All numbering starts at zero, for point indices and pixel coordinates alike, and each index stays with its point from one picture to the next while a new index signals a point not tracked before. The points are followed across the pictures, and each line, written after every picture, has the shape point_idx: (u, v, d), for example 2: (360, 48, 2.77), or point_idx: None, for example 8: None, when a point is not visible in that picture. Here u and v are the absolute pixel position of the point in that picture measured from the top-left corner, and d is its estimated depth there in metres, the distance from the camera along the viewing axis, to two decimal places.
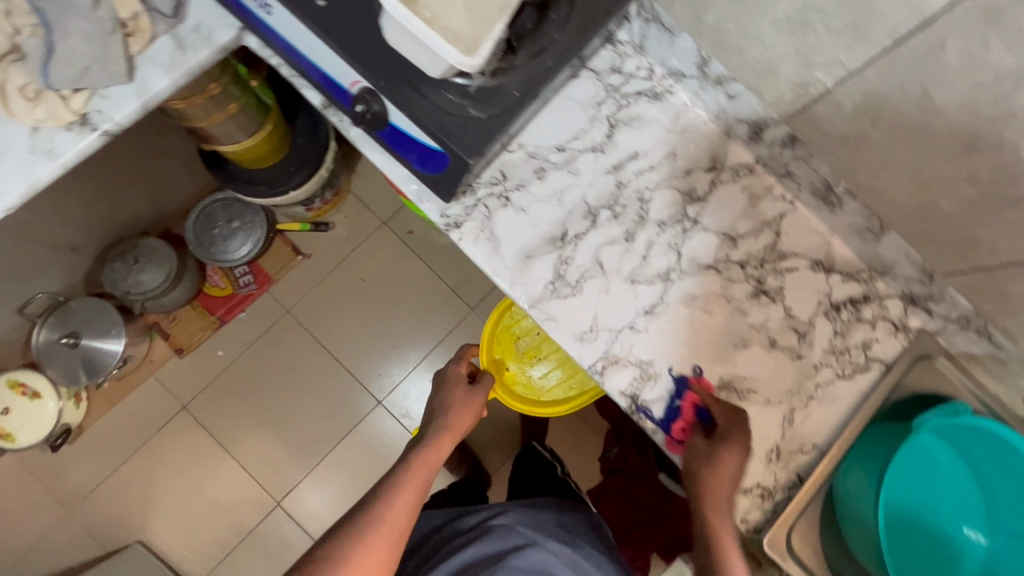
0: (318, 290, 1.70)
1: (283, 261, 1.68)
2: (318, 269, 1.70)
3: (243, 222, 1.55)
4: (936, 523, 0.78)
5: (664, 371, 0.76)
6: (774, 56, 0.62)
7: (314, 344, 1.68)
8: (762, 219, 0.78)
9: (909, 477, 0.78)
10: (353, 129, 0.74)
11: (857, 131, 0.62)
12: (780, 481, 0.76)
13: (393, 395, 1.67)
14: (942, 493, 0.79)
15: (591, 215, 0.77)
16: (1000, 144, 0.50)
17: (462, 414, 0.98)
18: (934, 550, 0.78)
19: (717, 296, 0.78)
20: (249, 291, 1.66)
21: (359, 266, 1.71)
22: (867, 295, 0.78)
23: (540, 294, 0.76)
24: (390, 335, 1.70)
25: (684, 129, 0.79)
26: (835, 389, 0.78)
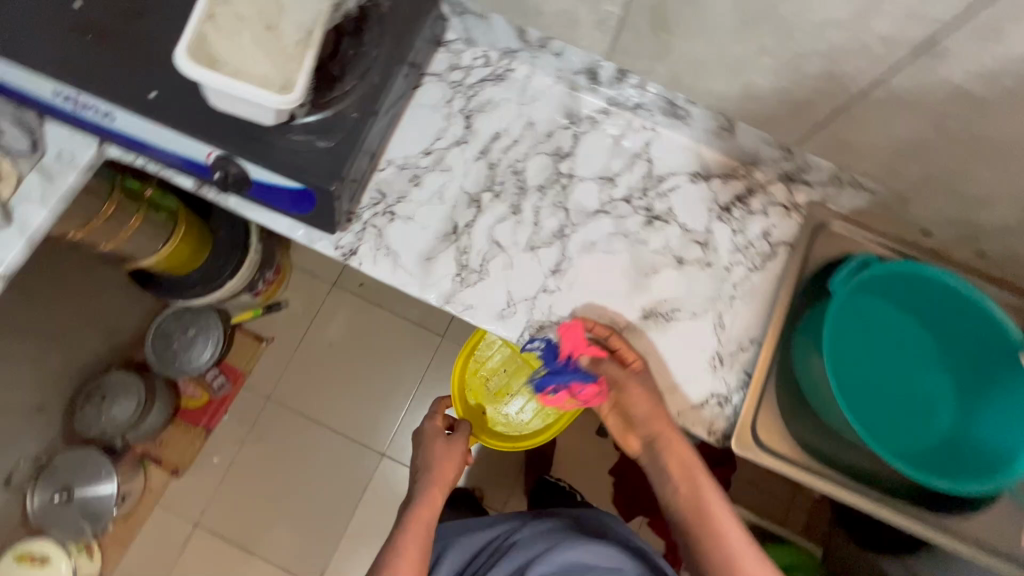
0: (291, 368, 1.71)
1: (249, 352, 1.70)
2: (285, 348, 1.72)
3: (198, 327, 1.57)
4: (901, 375, 0.82)
5: (588, 320, 0.78)
6: (567, 5, 0.67)
7: (304, 421, 1.69)
8: (631, 153, 0.83)
9: (861, 341, 0.81)
10: (228, 197, 0.78)
11: (662, 44, 0.66)
12: (732, 385, 0.78)
13: (394, 443, 1.68)
14: (897, 346, 0.83)
15: (475, 201, 0.81)
16: (765, 8, 0.55)
17: (445, 466, 0.98)
18: (909, 400, 0.81)
19: (615, 235, 0.81)
20: (225, 392, 1.67)
21: (323, 332, 1.73)
22: (750, 189, 0.82)
23: (450, 289, 0.78)
24: (373, 386, 1.71)
25: (535, 98, 0.84)
26: (752, 283, 0.81)
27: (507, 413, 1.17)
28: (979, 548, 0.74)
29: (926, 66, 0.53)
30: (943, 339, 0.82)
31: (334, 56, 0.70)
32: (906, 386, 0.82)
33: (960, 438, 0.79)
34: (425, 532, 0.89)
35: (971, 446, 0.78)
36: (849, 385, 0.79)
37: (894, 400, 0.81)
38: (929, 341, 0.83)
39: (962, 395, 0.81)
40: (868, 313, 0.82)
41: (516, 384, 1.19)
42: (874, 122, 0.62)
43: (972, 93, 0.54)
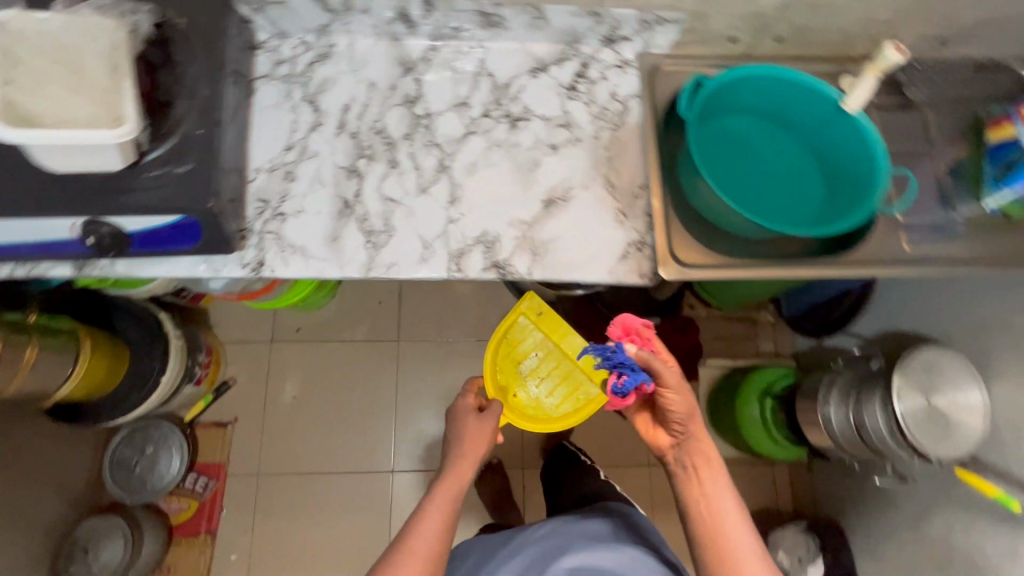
0: (268, 436, 1.67)
1: (219, 442, 1.65)
2: (253, 421, 1.68)
3: (155, 442, 1.51)
4: (773, 164, 0.95)
5: (500, 230, 0.84)
6: None
7: (303, 478, 1.65)
8: (472, 74, 0.89)
9: (728, 153, 0.94)
10: (102, 261, 0.76)
11: None
12: (642, 228, 0.86)
13: (399, 454, 1.69)
14: (759, 144, 0.95)
15: (354, 171, 0.84)
16: None
17: (473, 444, 1.05)
18: (786, 182, 0.94)
19: (490, 147, 0.86)
20: (212, 490, 1.61)
21: (283, 388, 1.71)
22: (584, 63, 0.90)
23: (367, 256, 0.81)
24: (355, 414, 1.71)
25: (366, 61, 0.88)
26: (621, 139, 0.89)
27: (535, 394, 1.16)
28: (879, 267, 0.87)
29: None
30: (791, 121, 0.95)
31: (155, 85, 0.70)
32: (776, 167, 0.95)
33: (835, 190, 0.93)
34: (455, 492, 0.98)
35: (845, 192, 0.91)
36: (733, 190, 0.91)
37: (776, 185, 0.93)
38: (782, 128, 0.96)
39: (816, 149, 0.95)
40: (723, 129, 0.95)
41: (550, 367, 1.16)
42: None
43: None
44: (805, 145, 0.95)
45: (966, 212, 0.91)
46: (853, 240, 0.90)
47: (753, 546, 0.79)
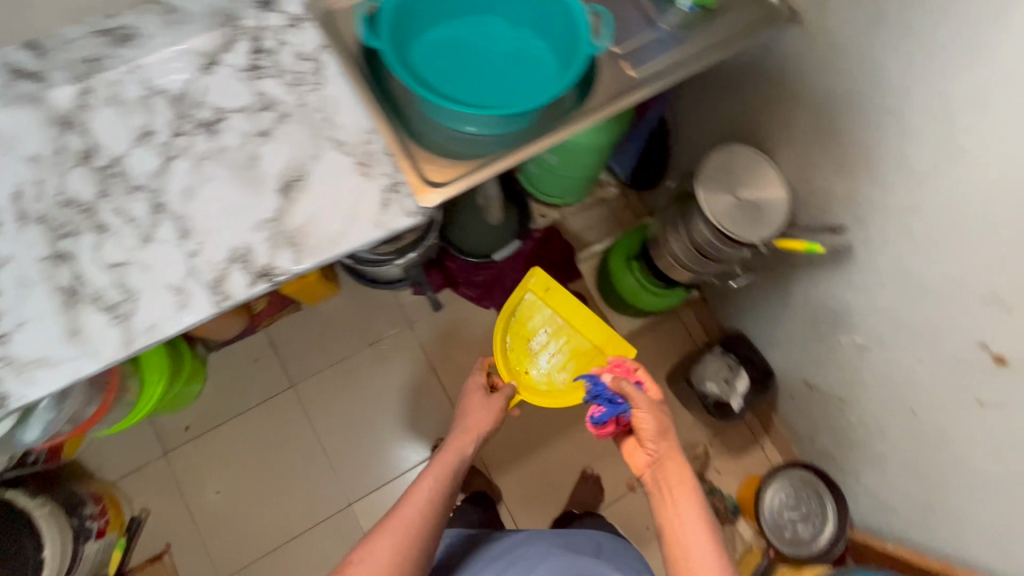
0: (211, 540, 1.58)
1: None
2: (188, 535, 1.57)
3: None
4: (497, 54, 0.97)
5: (249, 239, 0.78)
6: None
7: (267, 558, 1.58)
8: (139, 97, 0.80)
9: (451, 65, 0.96)
10: None
11: None
12: (390, 171, 0.84)
13: (348, 485, 1.65)
14: (478, 42, 0.97)
15: (60, 255, 0.75)
16: None
17: (480, 418, 1.10)
18: (516, 63, 0.96)
19: (196, 162, 0.79)
20: None
21: (202, 489, 1.60)
22: (254, 36, 0.84)
23: (119, 331, 0.73)
24: (287, 473, 1.64)
25: (13, 136, 0.77)
26: (329, 94, 0.85)
27: (543, 371, 1.33)
28: (619, 100, 0.90)
29: None
30: (494, 8, 0.97)
31: None
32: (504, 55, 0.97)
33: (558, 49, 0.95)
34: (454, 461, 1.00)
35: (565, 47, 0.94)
36: (469, 96, 0.94)
37: (507, 72, 0.96)
38: (491, 19, 0.98)
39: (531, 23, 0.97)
40: (437, 46, 0.96)
41: (552, 343, 1.36)
42: None
43: None
44: (518, 22, 0.97)
45: (671, 20, 0.96)
46: (589, 85, 0.92)
47: (704, 542, 0.78)
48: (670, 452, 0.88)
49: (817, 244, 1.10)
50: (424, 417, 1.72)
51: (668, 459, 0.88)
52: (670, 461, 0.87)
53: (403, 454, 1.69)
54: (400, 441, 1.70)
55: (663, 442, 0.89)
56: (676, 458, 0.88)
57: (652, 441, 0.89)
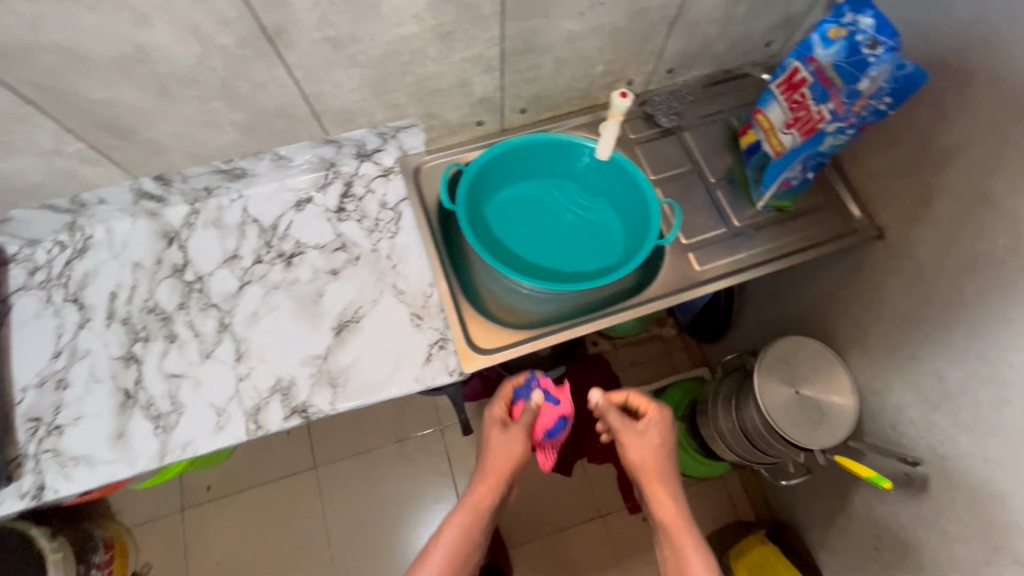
0: None
1: None
2: None
3: None
4: (568, 218, 0.99)
5: (293, 373, 0.81)
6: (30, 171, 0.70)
7: None
8: (236, 225, 0.88)
9: (522, 226, 0.98)
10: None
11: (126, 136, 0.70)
12: (440, 326, 0.85)
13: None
14: (549, 199, 1.00)
15: (129, 359, 0.80)
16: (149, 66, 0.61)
17: (504, 463, 0.71)
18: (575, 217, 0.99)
19: (269, 292, 0.85)
20: None
21: (202, 554, 1.46)
22: (348, 182, 0.91)
23: (159, 446, 0.77)
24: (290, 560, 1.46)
25: (125, 242, 0.86)
26: (400, 245, 0.90)
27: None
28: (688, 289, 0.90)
29: (288, 42, 0.63)
30: (568, 174, 0.99)
31: None
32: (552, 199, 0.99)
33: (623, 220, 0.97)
34: (495, 487, 0.70)
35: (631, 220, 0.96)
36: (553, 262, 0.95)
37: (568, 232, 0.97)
38: (562, 179, 1.00)
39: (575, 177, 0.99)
40: (508, 204, 0.98)
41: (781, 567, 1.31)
42: (334, 90, 0.74)
43: (337, 36, 0.64)
44: (589, 184, 0.99)
45: (745, 216, 0.95)
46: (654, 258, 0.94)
47: None
48: (664, 484, 0.67)
49: (886, 479, 0.91)
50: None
51: (653, 498, 0.67)
52: (658, 489, 0.67)
53: None
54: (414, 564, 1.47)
55: (645, 482, 0.68)
56: (670, 508, 0.66)
57: (644, 502, 0.69)
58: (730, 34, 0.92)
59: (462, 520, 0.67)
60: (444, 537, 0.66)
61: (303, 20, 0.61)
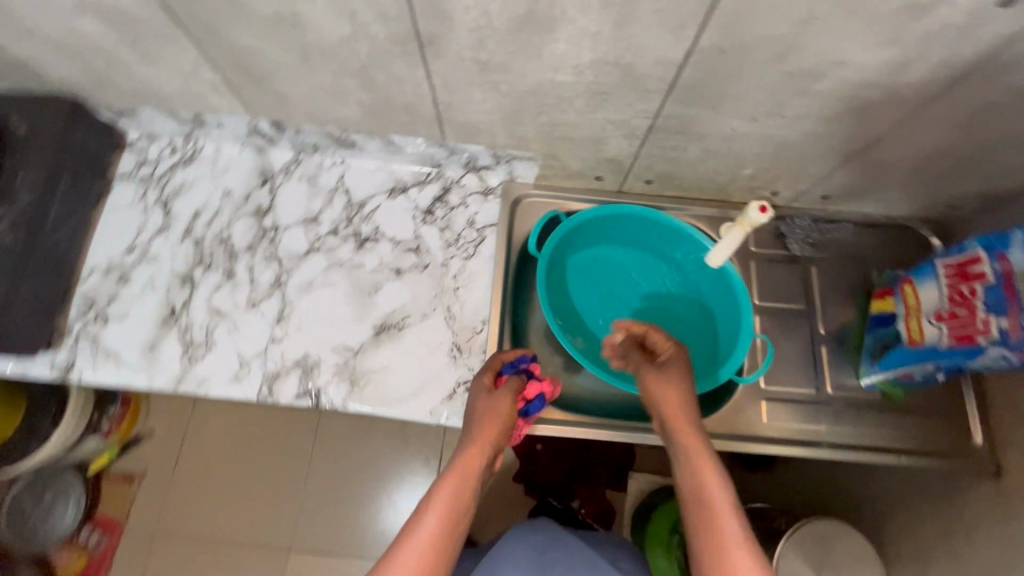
0: (170, 503, 1.49)
1: (123, 497, 1.49)
2: (159, 482, 1.50)
3: (54, 491, 1.41)
4: (650, 303, 0.89)
5: (322, 354, 0.80)
6: (163, 79, 0.71)
7: (198, 545, 1.45)
8: (328, 189, 0.87)
9: (598, 292, 0.89)
10: None
11: (256, 80, 0.69)
12: (475, 368, 0.81)
13: (301, 530, 1.46)
14: (639, 275, 0.90)
15: (187, 279, 0.83)
16: (295, 31, 0.59)
17: (486, 423, 0.68)
18: (660, 304, 0.89)
19: (330, 267, 0.84)
20: (106, 545, 1.45)
21: (196, 446, 1.54)
22: (446, 187, 0.88)
23: (179, 371, 0.78)
24: (264, 487, 1.50)
25: (226, 168, 0.88)
26: (470, 269, 0.85)
27: None
28: (749, 441, 0.78)
29: (437, 52, 0.59)
30: (664, 259, 0.90)
31: None
32: (642, 276, 0.90)
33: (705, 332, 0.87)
34: (481, 454, 0.66)
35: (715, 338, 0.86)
36: None
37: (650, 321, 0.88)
38: (661, 261, 0.90)
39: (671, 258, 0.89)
40: (594, 264, 0.90)
41: None
42: (464, 104, 0.69)
43: (487, 61, 0.60)
44: (687, 280, 0.89)
45: (842, 385, 0.82)
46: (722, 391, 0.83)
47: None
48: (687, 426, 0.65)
49: None
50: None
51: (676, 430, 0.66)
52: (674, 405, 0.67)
53: (358, 563, 1.43)
54: (369, 547, 1.45)
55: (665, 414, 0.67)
56: (689, 434, 0.65)
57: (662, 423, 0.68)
58: (912, 185, 0.79)
59: (452, 491, 0.61)
60: (430, 509, 0.59)
61: (460, 38, 0.56)
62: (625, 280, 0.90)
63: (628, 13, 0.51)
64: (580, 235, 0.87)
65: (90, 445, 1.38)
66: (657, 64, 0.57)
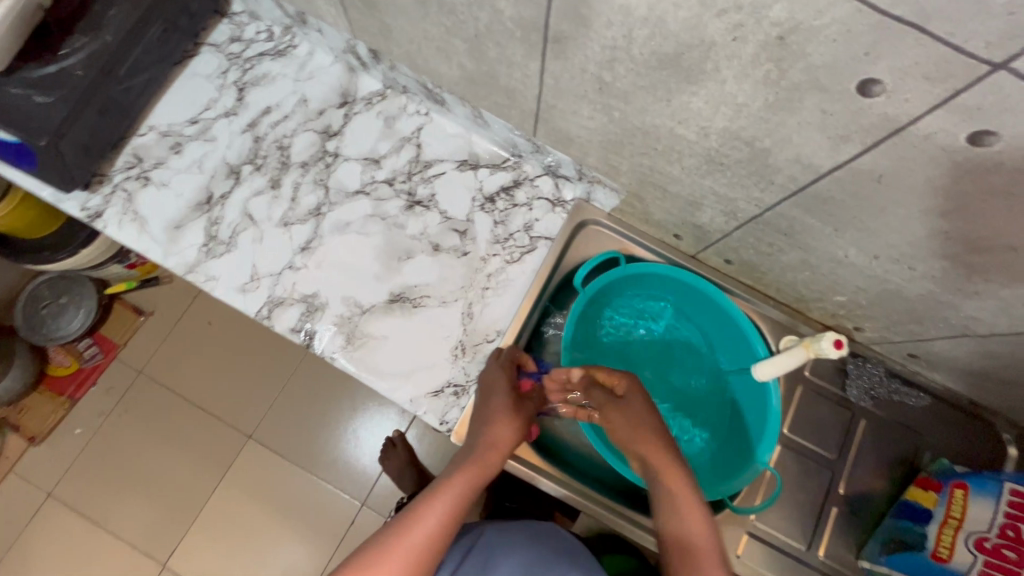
0: (163, 350, 1.54)
1: (125, 325, 1.54)
2: (160, 327, 1.56)
3: (70, 295, 1.46)
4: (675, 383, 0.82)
5: (331, 299, 0.77)
6: None
7: (172, 398, 1.51)
8: (401, 136, 0.82)
9: (628, 353, 0.82)
10: None
11: (367, 5, 0.64)
12: (471, 375, 0.76)
13: (265, 426, 1.50)
14: (674, 350, 0.83)
15: (233, 172, 0.80)
16: None
17: (500, 426, 0.68)
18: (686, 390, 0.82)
19: (372, 217, 0.80)
20: (97, 362, 1.51)
21: (204, 309, 1.57)
22: (517, 180, 0.81)
23: (194, 259, 0.77)
24: (248, 373, 1.53)
25: (312, 75, 0.84)
26: (507, 275, 0.80)
27: None
28: None
29: (560, 52, 0.51)
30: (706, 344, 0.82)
31: (54, 7, 0.69)
32: (677, 353, 0.83)
33: (714, 438, 0.80)
34: (497, 459, 0.66)
35: (724, 448, 0.79)
36: None
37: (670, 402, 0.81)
38: (701, 346, 0.82)
39: (716, 347, 0.81)
40: (634, 318, 0.82)
41: None
42: (568, 113, 0.62)
43: (609, 83, 0.52)
44: (720, 377, 0.81)
45: (837, 555, 0.74)
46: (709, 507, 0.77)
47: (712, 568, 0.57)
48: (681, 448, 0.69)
49: None
50: (351, 468, 1.48)
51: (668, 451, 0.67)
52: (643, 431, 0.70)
53: (304, 477, 1.46)
54: (319, 467, 1.47)
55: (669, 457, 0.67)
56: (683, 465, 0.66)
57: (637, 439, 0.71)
58: (1015, 387, 0.68)
59: (457, 493, 0.61)
60: (434, 503, 0.60)
61: (590, 49, 0.49)
62: (657, 350, 0.83)
63: (788, 99, 0.42)
64: (627, 288, 0.80)
65: (116, 271, 1.40)
66: (795, 162, 0.48)
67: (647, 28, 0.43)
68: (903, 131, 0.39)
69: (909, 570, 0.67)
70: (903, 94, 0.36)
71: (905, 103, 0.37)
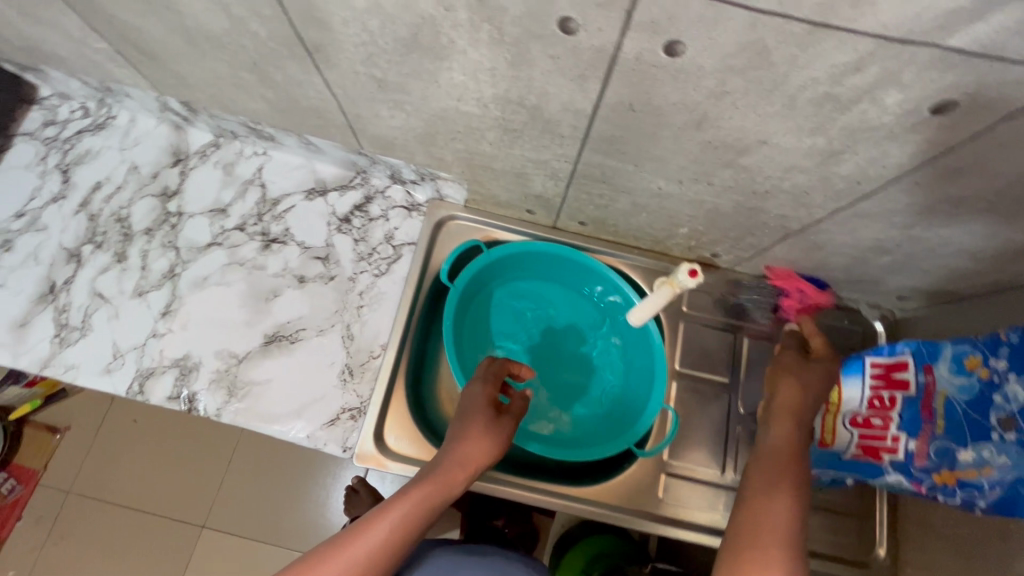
0: (87, 462, 1.44)
1: (43, 449, 1.44)
2: (80, 439, 1.46)
3: None
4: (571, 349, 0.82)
5: (203, 357, 0.75)
6: (56, 43, 0.67)
7: (104, 508, 1.41)
8: (243, 180, 0.82)
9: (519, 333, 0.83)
10: None
11: (150, 61, 0.64)
12: (361, 395, 0.75)
13: (214, 511, 1.42)
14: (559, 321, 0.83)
15: (74, 256, 0.78)
16: (172, 19, 0.54)
17: (480, 441, 0.63)
18: (585, 352, 0.82)
19: (229, 265, 0.79)
20: (16, 496, 1.41)
21: (122, 407, 1.49)
22: (369, 196, 0.82)
23: (47, 353, 0.73)
24: (181, 461, 1.45)
25: (138, 141, 0.82)
26: (378, 288, 0.80)
27: None
28: (640, 520, 0.74)
29: (326, 61, 0.53)
30: (589, 304, 0.83)
31: None
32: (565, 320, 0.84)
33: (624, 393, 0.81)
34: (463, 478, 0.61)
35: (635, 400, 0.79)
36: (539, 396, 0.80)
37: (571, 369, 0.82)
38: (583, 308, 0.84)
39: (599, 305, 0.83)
40: (512, 298, 0.83)
41: None
42: (372, 117, 0.63)
43: (384, 80, 0.54)
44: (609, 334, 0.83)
45: None
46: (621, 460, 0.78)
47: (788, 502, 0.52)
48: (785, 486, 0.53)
49: None
50: (313, 527, 1.42)
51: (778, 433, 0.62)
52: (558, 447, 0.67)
53: (265, 551, 1.40)
54: (279, 536, 1.41)
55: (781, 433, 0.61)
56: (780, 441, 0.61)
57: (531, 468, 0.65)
58: (853, 271, 0.73)
59: (410, 512, 0.54)
60: (381, 521, 0.53)
61: (346, 51, 0.50)
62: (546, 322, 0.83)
63: (520, 53, 0.45)
64: (499, 273, 0.82)
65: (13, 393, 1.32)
66: (564, 111, 0.51)
67: (377, 18, 0.45)
68: (616, 57, 0.42)
69: (809, 464, 0.71)
70: (594, 24, 0.39)
71: (600, 32, 0.40)
